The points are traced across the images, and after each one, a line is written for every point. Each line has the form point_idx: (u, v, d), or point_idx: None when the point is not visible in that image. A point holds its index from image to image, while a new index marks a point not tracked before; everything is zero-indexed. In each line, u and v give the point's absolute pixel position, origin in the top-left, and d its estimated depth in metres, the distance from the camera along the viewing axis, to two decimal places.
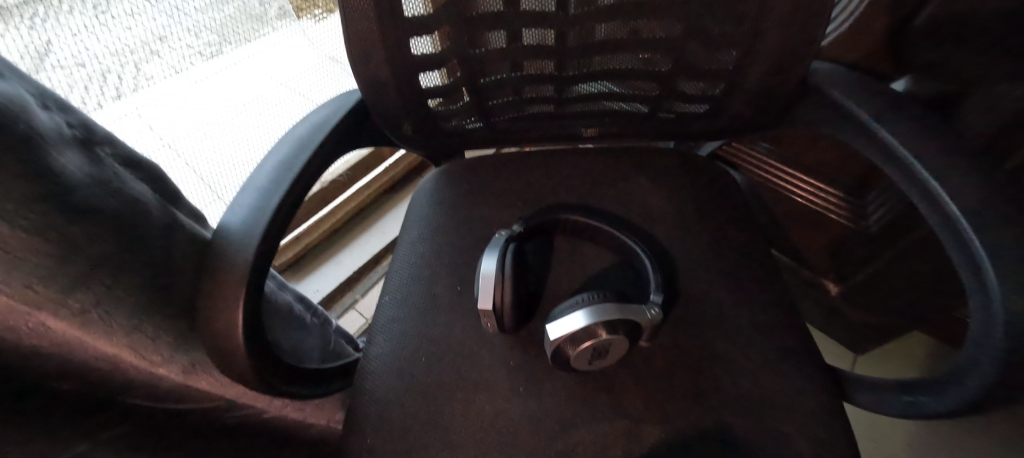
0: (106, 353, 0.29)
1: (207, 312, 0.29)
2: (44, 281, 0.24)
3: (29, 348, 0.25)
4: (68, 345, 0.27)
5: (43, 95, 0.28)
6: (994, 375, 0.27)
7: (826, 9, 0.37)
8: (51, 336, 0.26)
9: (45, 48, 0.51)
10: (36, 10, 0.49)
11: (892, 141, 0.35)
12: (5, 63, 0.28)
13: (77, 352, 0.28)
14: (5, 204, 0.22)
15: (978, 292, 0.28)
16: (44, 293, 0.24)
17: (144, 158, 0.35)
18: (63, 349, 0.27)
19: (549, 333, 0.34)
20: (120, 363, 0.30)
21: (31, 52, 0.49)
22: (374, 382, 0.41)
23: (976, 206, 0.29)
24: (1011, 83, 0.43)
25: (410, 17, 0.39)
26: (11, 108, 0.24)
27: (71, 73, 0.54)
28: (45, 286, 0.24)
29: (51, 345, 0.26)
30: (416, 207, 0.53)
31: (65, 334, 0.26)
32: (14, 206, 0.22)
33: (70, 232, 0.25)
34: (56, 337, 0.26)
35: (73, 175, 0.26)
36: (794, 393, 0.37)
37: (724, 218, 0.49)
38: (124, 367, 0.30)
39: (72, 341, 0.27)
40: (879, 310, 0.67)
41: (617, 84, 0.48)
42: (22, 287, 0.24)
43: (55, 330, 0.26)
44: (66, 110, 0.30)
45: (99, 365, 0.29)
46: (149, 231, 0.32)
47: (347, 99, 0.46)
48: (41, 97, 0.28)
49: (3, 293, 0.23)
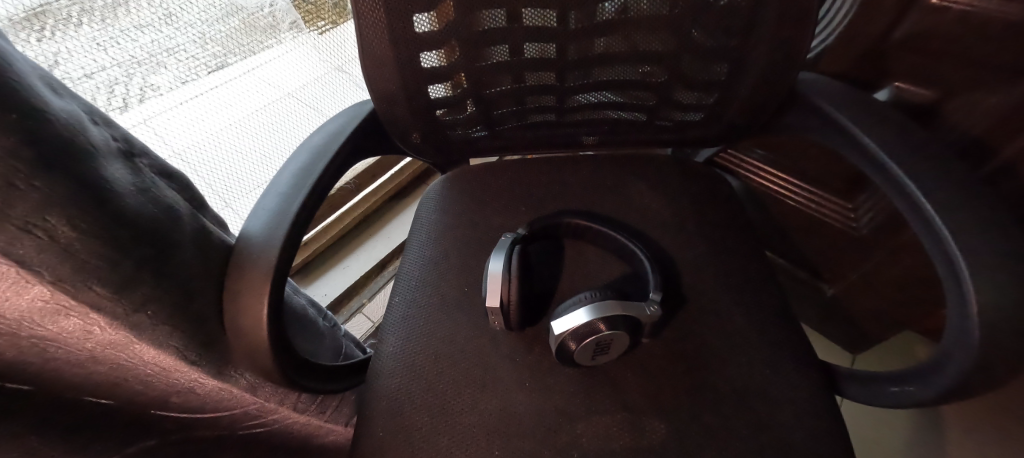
0: (151, 354, 0.31)
1: (236, 311, 0.32)
2: (101, 282, 0.27)
3: (87, 349, 0.29)
4: (118, 347, 0.30)
5: (91, 111, 0.31)
6: (972, 363, 0.29)
7: (808, 24, 0.40)
8: (105, 337, 0.29)
9: (55, 61, 0.51)
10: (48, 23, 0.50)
11: (873, 146, 0.37)
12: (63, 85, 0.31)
13: (125, 355, 0.30)
14: (70, 209, 0.25)
15: (953, 288, 0.30)
16: (100, 293, 0.27)
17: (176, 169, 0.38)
18: (114, 349, 0.30)
19: (553, 329, 0.36)
20: (162, 364, 0.32)
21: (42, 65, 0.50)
22: (386, 380, 0.42)
23: (950, 206, 0.31)
24: (985, 91, 0.46)
25: (420, 33, 0.42)
26: (69, 123, 0.27)
27: (81, 84, 0.54)
28: (101, 286, 0.27)
29: (104, 344, 0.29)
30: (424, 212, 0.56)
31: (118, 335, 0.29)
32: (77, 210, 0.25)
33: (121, 234, 0.28)
34: (110, 338, 0.29)
35: (120, 183, 0.29)
36: (787, 385, 0.39)
37: (718, 220, 0.51)
38: (165, 367, 0.33)
39: (123, 341, 0.30)
40: (872, 309, 0.68)
41: (615, 94, 0.51)
42: (85, 287, 0.26)
43: (108, 330, 0.29)
44: (110, 125, 0.33)
45: (145, 365, 0.32)
46: (185, 238, 0.33)
47: (360, 109, 0.48)
48: (91, 114, 0.31)
49: (68, 293, 0.26)
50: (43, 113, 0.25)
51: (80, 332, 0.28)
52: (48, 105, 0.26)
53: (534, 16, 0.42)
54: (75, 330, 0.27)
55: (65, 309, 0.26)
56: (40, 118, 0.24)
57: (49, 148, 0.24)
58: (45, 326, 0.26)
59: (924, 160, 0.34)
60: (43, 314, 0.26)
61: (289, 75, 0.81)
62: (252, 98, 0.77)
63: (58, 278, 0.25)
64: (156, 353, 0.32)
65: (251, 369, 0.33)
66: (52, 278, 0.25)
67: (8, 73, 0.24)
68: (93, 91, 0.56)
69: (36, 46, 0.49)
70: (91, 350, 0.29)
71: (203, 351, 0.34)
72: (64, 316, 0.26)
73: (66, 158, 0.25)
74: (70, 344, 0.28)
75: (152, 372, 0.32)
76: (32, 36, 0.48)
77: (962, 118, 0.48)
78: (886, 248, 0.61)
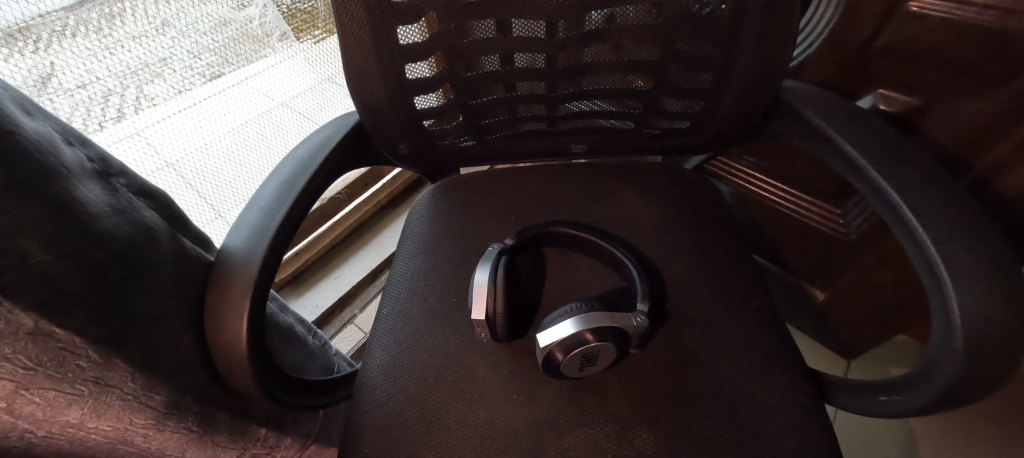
0: (137, 386, 0.30)
1: (215, 328, 0.31)
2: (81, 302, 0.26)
3: (75, 389, 0.27)
4: (104, 378, 0.28)
5: (65, 132, 0.31)
6: (957, 373, 0.29)
7: (790, 34, 0.40)
8: (89, 371, 0.27)
9: (49, 73, 0.51)
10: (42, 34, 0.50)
11: (854, 153, 0.37)
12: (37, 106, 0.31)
13: (112, 386, 0.29)
14: (44, 233, 0.24)
15: (937, 296, 0.30)
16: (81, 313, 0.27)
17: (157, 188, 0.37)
18: (101, 381, 0.28)
19: (540, 341, 0.36)
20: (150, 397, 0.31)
21: (36, 77, 0.50)
22: (373, 393, 0.42)
23: (933, 214, 0.31)
24: (968, 97, 0.46)
25: (405, 44, 0.42)
26: (41, 144, 0.27)
27: (74, 96, 0.54)
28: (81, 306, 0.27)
29: (90, 378, 0.28)
30: (413, 223, 0.55)
31: (101, 367, 0.28)
32: (50, 234, 0.25)
33: (94, 256, 0.27)
34: (96, 369, 0.28)
35: (94, 204, 0.29)
36: (776, 394, 0.38)
37: (707, 228, 0.51)
38: (155, 400, 0.32)
39: (109, 371, 0.28)
40: (864, 315, 0.68)
41: (604, 102, 0.51)
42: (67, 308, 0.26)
43: (93, 361, 0.27)
44: (85, 145, 0.33)
45: (136, 397, 0.31)
46: (160, 256, 0.33)
47: (345, 121, 0.48)
48: (64, 134, 0.31)
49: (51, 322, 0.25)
50: (14, 133, 0.25)
51: (70, 364, 0.26)
52: (22, 128, 0.26)
53: (522, 26, 0.42)
54: (61, 364, 0.26)
55: (52, 337, 0.25)
56: (15, 141, 0.24)
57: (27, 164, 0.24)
58: (29, 366, 0.24)
59: (906, 166, 0.34)
60: (31, 351, 0.24)
61: (285, 84, 0.81)
62: (247, 107, 0.77)
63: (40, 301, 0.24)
64: (141, 383, 0.31)
65: (232, 386, 0.32)
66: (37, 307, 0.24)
67: None
68: (86, 101, 0.56)
69: (30, 57, 0.49)
70: (81, 389, 0.27)
71: (187, 375, 0.34)
72: (51, 348, 0.25)
73: (39, 179, 0.25)
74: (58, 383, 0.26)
75: (142, 405, 0.31)
76: (26, 48, 0.48)
77: (943, 125, 0.49)
78: (875, 254, 0.60)
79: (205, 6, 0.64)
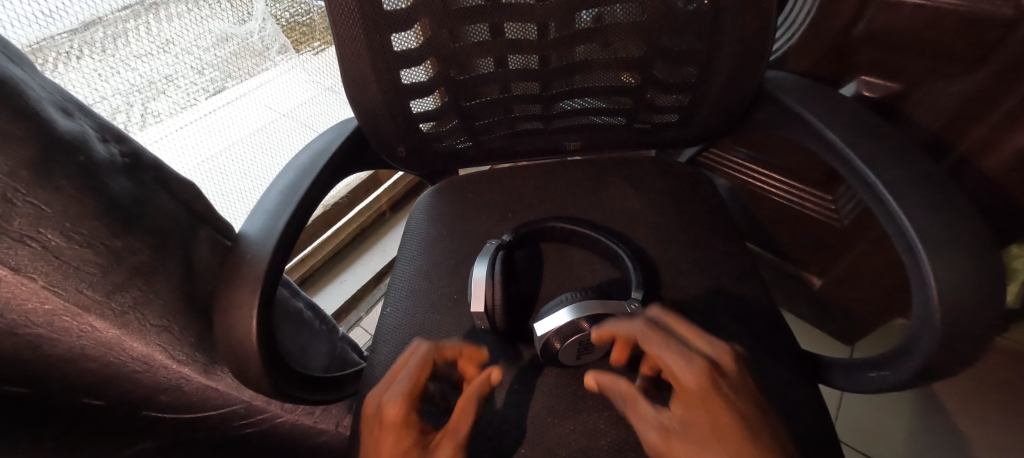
0: (141, 352, 0.35)
1: (225, 329, 0.33)
2: (91, 286, 0.31)
3: (81, 349, 0.32)
4: (110, 345, 0.33)
5: (103, 129, 0.36)
6: (938, 344, 0.30)
7: (769, 25, 0.41)
8: (97, 336, 0.32)
9: None
10: (50, 57, 0.51)
11: (834, 137, 0.38)
12: (82, 106, 0.36)
13: (116, 353, 0.34)
14: (65, 221, 0.29)
15: (917, 273, 0.31)
16: (91, 296, 0.31)
17: (182, 180, 0.42)
18: (105, 348, 0.33)
19: (537, 330, 0.37)
20: (151, 362, 0.35)
21: None
22: (378, 389, 0.43)
23: (911, 194, 0.32)
24: (946, 80, 0.47)
25: (399, 51, 0.43)
26: (74, 142, 0.31)
27: None
28: (92, 289, 0.31)
29: (94, 343, 0.33)
30: (413, 224, 0.57)
31: (108, 333, 0.33)
32: (71, 221, 0.29)
33: (113, 242, 0.32)
34: (101, 335, 0.33)
35: (118, 193, 0.34)
36: (769, 376, 0.39)
37: (699, 218, 0.52)
38: (157, 367, 0.36)
39: (113, 340, 0.33)
40: (859, 299, 0.69)
41: (595, 100, 0.52)
42: (76, 291, 0.30)
43: (99, 329, 0.32)
44: (120, 141, 0.37)
45: (134, 362, 0.35)
46: (173, 244, 0.38)
47: (345, 127, 0.50)
48: (102, 131, 0.36)
49: (65, 297, 0.30)
50: (49, 132, 0.29)
51: (72, 332, 0.31)
52: (58, 125, 0.31)
53: (515, 29, 0.44)
54: (67, 329, 0.31)
55: (61, 309, 0.30)
56: (52, 141, 0.29)
57: (51, 155, 0.29)
58: (40, 327, 0.30)
59: (885, 149, 0.36)
60: (41, 316, 0.29)
61: (285, 96, 0.83)
62: (250, 120, 0.79)
63: (50, 283, 0.29)
64: (148, 352, 0.35)
65: (243, 383, 0.34)
66: (47, 283, 0.29)
67: (25, 99, 0.29)
68: None
69: None
70: (85, 348, 0.32)
71: None
72: (59, 316, 0.30)
73: (69, 173, 0.30)
74: (64, 342, 0.31)
75: (141, 368, 0.35)
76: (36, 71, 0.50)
77: (925, 109, 0.50)
78: (868, 237, 0.61)
79: (206, 22, 0.66)
